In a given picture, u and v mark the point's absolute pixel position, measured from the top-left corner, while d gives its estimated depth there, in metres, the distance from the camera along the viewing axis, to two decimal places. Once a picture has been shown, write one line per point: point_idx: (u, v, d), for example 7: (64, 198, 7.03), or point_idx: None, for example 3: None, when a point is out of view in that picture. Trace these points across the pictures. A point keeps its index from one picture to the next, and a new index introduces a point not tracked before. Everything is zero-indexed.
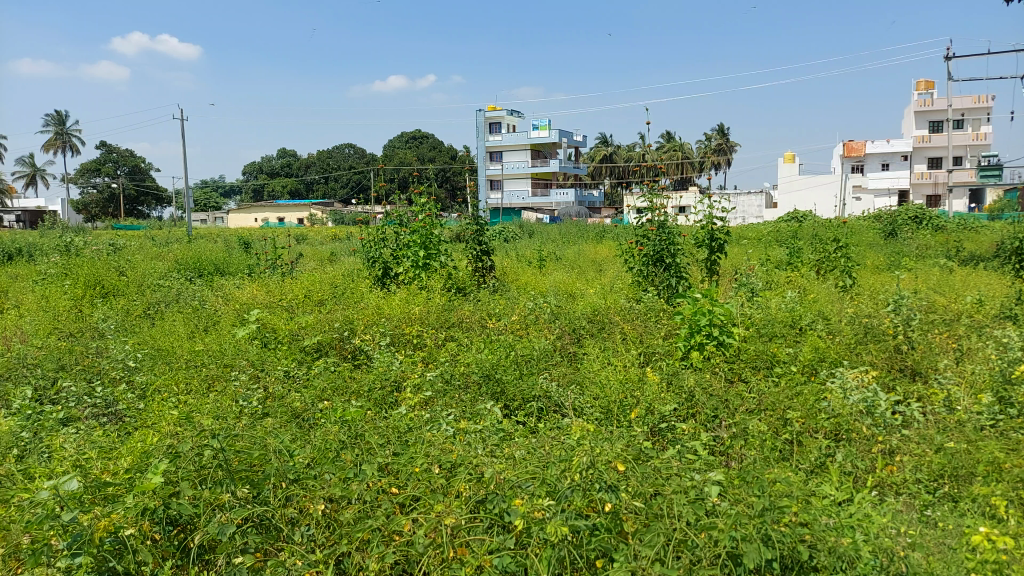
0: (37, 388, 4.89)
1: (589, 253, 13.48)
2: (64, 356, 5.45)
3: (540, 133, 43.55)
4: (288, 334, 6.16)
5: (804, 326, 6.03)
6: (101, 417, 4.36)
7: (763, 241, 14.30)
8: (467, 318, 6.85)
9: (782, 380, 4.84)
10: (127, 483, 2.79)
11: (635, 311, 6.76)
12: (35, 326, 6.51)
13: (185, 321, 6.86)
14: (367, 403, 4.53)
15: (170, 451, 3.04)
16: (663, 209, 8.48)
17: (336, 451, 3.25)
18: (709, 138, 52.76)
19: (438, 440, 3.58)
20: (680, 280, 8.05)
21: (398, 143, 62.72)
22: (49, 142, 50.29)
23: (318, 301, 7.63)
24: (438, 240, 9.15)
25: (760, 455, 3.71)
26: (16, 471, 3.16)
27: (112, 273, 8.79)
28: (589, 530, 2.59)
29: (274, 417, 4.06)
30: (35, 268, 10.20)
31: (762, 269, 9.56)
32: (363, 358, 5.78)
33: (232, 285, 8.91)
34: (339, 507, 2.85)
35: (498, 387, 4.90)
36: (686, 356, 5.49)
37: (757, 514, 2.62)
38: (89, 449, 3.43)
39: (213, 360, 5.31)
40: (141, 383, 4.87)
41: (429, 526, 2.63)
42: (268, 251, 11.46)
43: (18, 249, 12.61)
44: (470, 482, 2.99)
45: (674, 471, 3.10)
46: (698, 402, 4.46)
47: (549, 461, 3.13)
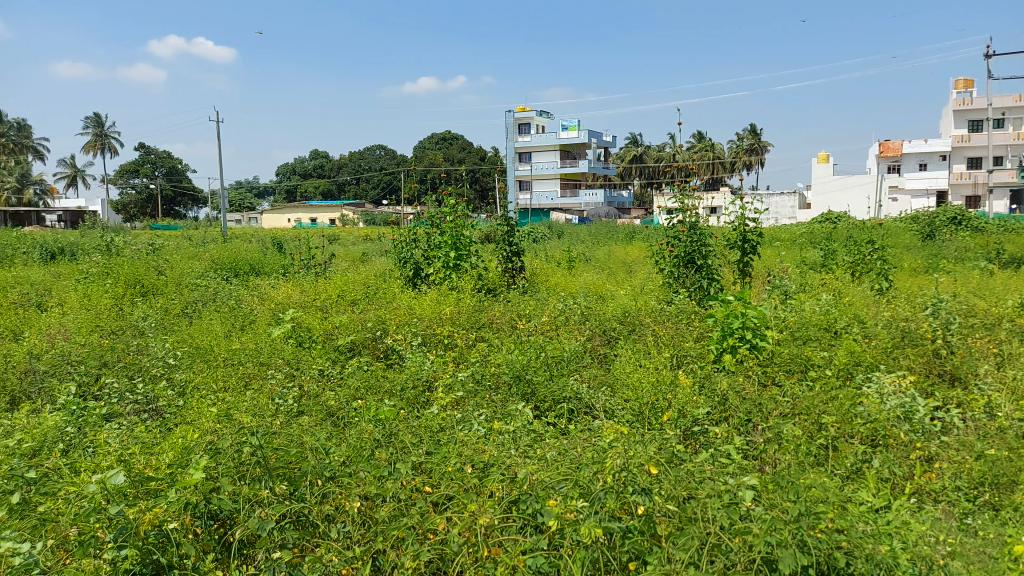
0: (81, 385, 5.03)
1: (619, 254, 13.42)
2: (107, 354, 5.58)
3: (569, 133, 43.51)
4: (322, 333, 6.25)
5: (839, 329, 5.94)
6: (142, 413, 4.44)
7: (795, 243, 14.09)
8: (497, 319, 6.87)
9: (817, 385, 4.78)
10: (169, 478, 2.86)
11: (666, 313, 6.72)
12: (78, 324, 6.69)
13: (223, 320, 6.99)
14: (400, 402, 4.57)
15: (211, 447, 3.11)
16: (695, 210, 8.40)
17: (370, 450, 3.31)
18: (741, 138, 52.19)
19: (471, 440, 3.61)
20: (712, 282, 7.99)
21: (429, 144, 63.12)
22: (90, 144, 51.55)
23: (351, 300, 7.73)
24: (468, 241, 9.23)
25: (794, 461, 3.66)
26: (64, 466, 3.28)
27: (151, 273, 9.00)
28: (622, 533, 2.59)
29: (309, 414, 4.12)
30: (78, 267, 10.48)
31: (796, 271, 9.44)
32: (395, 357, 5.83)
33: (267, 285, 9.06)
34: (374, 504, 2.88)
35: (529, 388, 4.92)
36: (718, 359, 5.45)
37: (793, 519, 2.59)
38: (132, 444, 3.53)
39: (249, 359, 5.41)
40: (181, 381, 4.98)
41: (464, 525, 2.66)
42: (301, 251, 11.64)
43: (60, 249, 12.96)
44: (503, 482, 3.01)
45: (708, 474, 3.09)
46: (731, 406, 4.41)
47: (581, 463, 3.13)
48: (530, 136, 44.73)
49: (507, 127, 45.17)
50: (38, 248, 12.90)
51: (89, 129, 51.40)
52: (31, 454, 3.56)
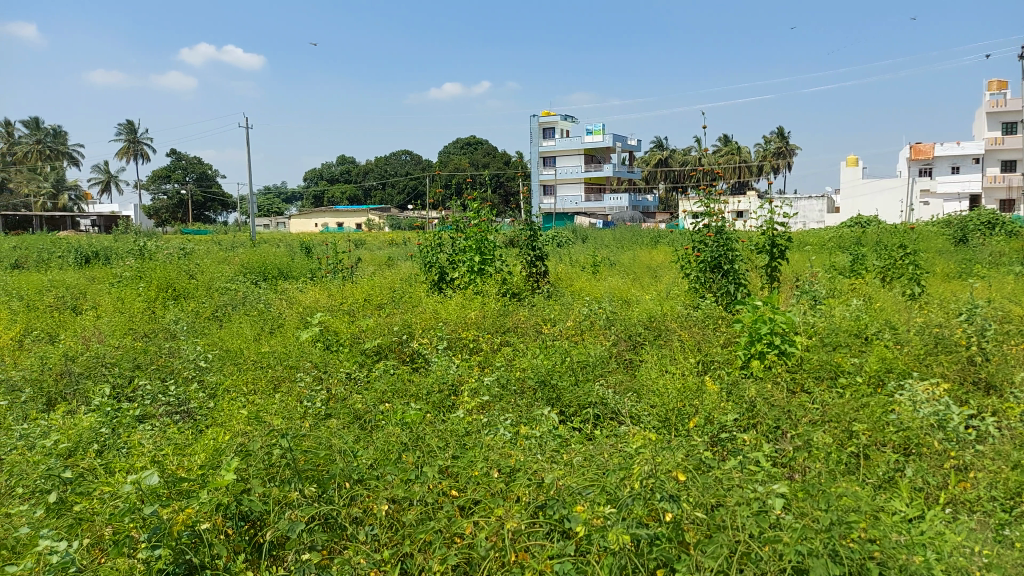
0: (114, 387, 5.13)
1: (644, 258, 13.36)
2: (139, 356, 5.68)
3: (594, 137, 43.39)
4: (349, 337, 6.31)
5: (870, 336, 5.85)
6: (174, 414, 4.51)
7: (824, 248, 13.89)
8: (522, 323, 6.87)
9: (847, 392, 4.70)
10: (200, 479, 2.91)
11: (692, 318, 6.67)
12: (112, 327, 6.82)
13: (252, 323, 7.10)
14: (426, 406, 4.59)
15: (241, 449, 3.15)
16: (721, 214, 8.33)
17: (397, 453, 3.34)
18: (768, 142, 51.68)
19: (497, 444, 3.62)
20: (739, 287, 7.91)
21: (455, 149, 63.47)
22: (123, 150, 52.58)
23: (378, 305, 7.79)
24: (492, 245, 9.31)
25: (825, 469, 3.60)
26: (98, 466, 3.35)
27: (182, 277, 9.15)
28: (650, 540, 2.56)
29: (336, 417, 4.16)
30: (111, 271, 10.68)
31: (826, 276, 9.32)
32: (421, 361, 5.86)
33: (295, 289, 9.17)
34: (401, 508, 2.91)
35: (554, 393, 4.92)
36: (746, 365, 5.41)
37: (823, 528, 2.56)
38: (165, 445, 3.59)
39: (278, 362, 5.49)
40: (212, 383, 5.05)
41: (491, 530, 2.67)
42: (328, 255, 11.76)
43: (95, 253, 13.21)
44: (530, 487, 3.01)
45: (737, 482, 3.06)
46: (759, 413, 4.35)
47: (608, 469, 3.13)
48: (554, 141, 44.77)
49: (532, 131, 45.24)
50: (73, 251, 13.20)
51: (122, 137, 52.50)
52: (67, 454, 3.64)
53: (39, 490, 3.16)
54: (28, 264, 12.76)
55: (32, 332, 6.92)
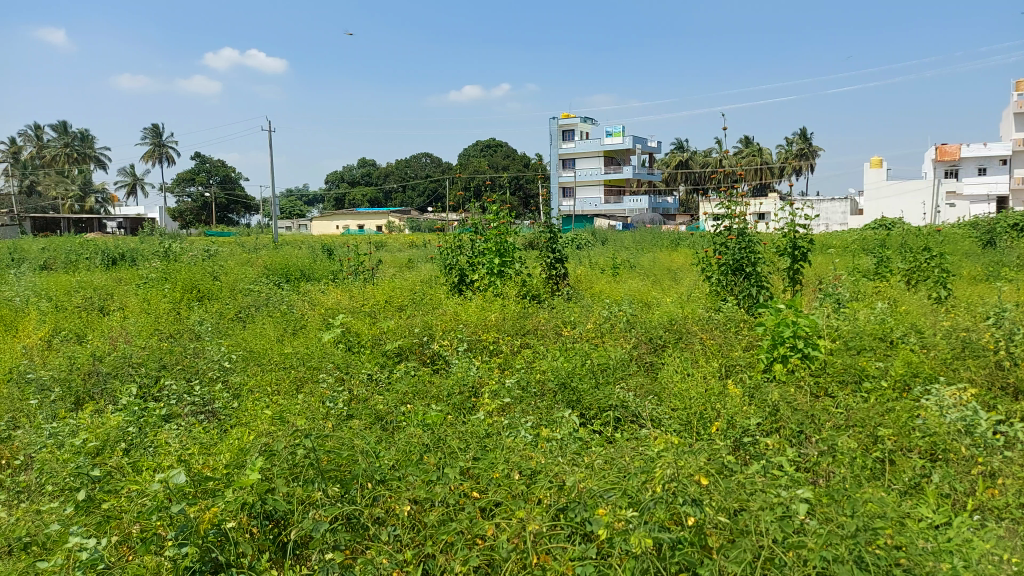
0: (141, 386, 5.21)
1: (665, 261, 13.29)
2: (166, 356, 5.77)
3: (613, 139, 43.25)
4: (371, 338, 6.36)
5: (895, 339, 5.78)
6: (199, 414, 4.57)
7: (847, 250, 13.73)
8: (542, 325, 6.86)
9: (872, 396, 4.65)
10: (226, 478, 2.94)
11: (714, 321, 6.63)
12: (138, 328, 6.93)
13: (275, 324, 7.17)
14: (446, 407, 4.61)
15: (265, 449, 3.18)
16: (743, 216, 8.27)
17: (419, 454, 3.35)
18: (791, 143, 51.25)
19: (518, 446, 3.62)
20: (761, 290, 7.84)
21: (475, 151, 63.71)
22: (148, 153, 53.34)
23: (399, 306, 7.84)
24: (512, 247, 9.32)
25: (850, 474, 3.56)
26: (126, 465, 3.40)
27: (207, 278, 9.27)
28: (672, 544, 2.55)
29: (358, 418, 4.19)
30: (138, 272, 10.85)
31: (849, 279, 9.22)
32: (441, 363, 5.88)
33: (317, 290, 9.25)
34: (423, 508, 2.93)
35: (575, 395, 4.92)
36: (768, 369, 5.36)
37: (849, 534, 2.53)
38: (191, 445, 3.64)
39: (301, 363, 5.54)
40: (236, 383, 5.12)
41: (513, 531, 2.67)
42: (350, 257, 11.85)
43: (122, 255, 13.43)
44: (551, 489, 3.00)
45: (760, 486, 3.03)
46: (783, 417, 4.31)
47: (630, 472, 3.11)
48: (574, 143, 44.78)
49: (551, 134, 45.25)
50: (100, 253, 13.43)
51: (147, 140, 53.27)
52: (95, 453, 3.70)
53: (68, 487, 3.22)
54: (56, 265, 13.00)
55: (61, 333, 7.05)
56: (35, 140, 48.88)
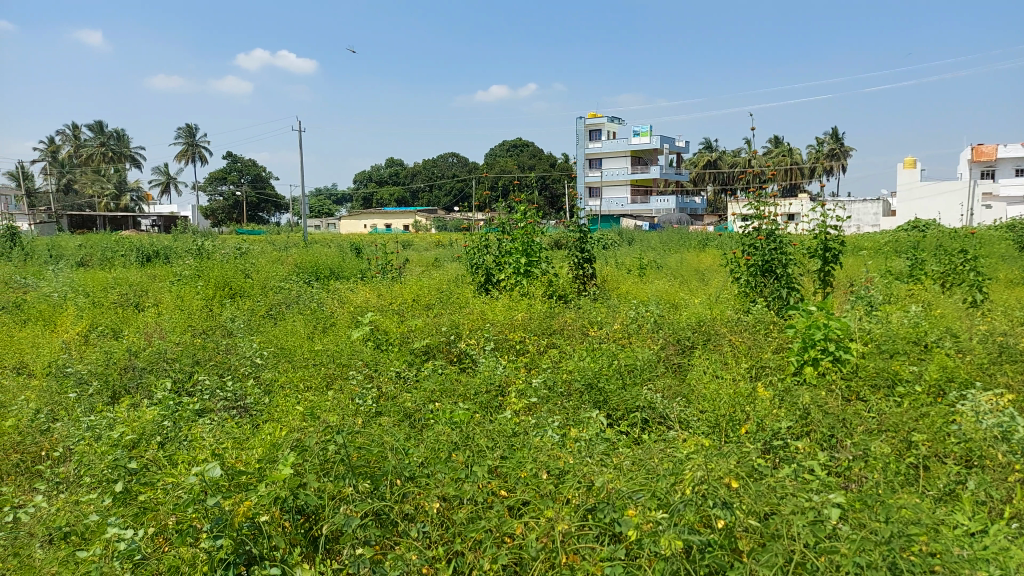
0: (176, 381, 5.32)
1: (692, 262, 13.20)
2: (199, 352, 5.88)
3: (641, 139, 43.00)
4: (399, 336, 6.41)
5: (930, 343, 5.66)
6: (231, 409, 4.67)
7: (880, 252, 13.50)
8: (568, 325, 6.86)
9: (905, 401, 4.57)
10: (258, 472, 2.98)
11: (743, 323, 6.56)
12: (172, 324, 7.07)
13: (305, 321, 7.26)
14: (474, 405, 4.63)
15: (297, 445, 3.21)
16: (772, 217, 8.18)
17: (448, 452, 3.37)
18: (822, 142, 50.55)
19: (546, 446, 3.63)
20: (792, 291, 7.74)
21: (501, 151, 63.85)
22: (181, 152, 54.29)
23: (426, 305, 7.89)
24: (539, 247, 9.31)
25: (883, 480, 3.50)
26: (161, 458, 3.47)
27: (238, 276, 9.42)
28: (702, 546, 2.53)
29: (387, 415, 4.23)
30: (171, 269, 11.06)
31: (882, 281, 9.06)
32: (468, 361, 5.91)
33: (345, 288, 9.36)
34: (452, 506, 2.95)
35: (602, 396, 4.91)
36: (799, 371, 5.31)
37: (883, 540, 2.50)
38: (225, 439, 3.71)
39: (331, 360, 5.60)
40: (267, 379, 5.20)
41: (542, 531, 2.67)
42: (378, 256, 11.95)
43: (155, 253, 13.70)
44: (580, 490, 3.00)
45: (791, 490, 3.00)
46: (814, 420, 4.26)
47: (659, 474, 3.10)
48: (600, 143, 44.69)
49: (578, 134, 45.17)
50: (135, 250, 13.70)
51: (180, 139, 54.23)
52: (132, 445, 3.78)
53: (106, 479, 3.30)
54: (93, 262, 13.30)
55: (98, 328, 7.22)
56: (72, 139, 49.89)
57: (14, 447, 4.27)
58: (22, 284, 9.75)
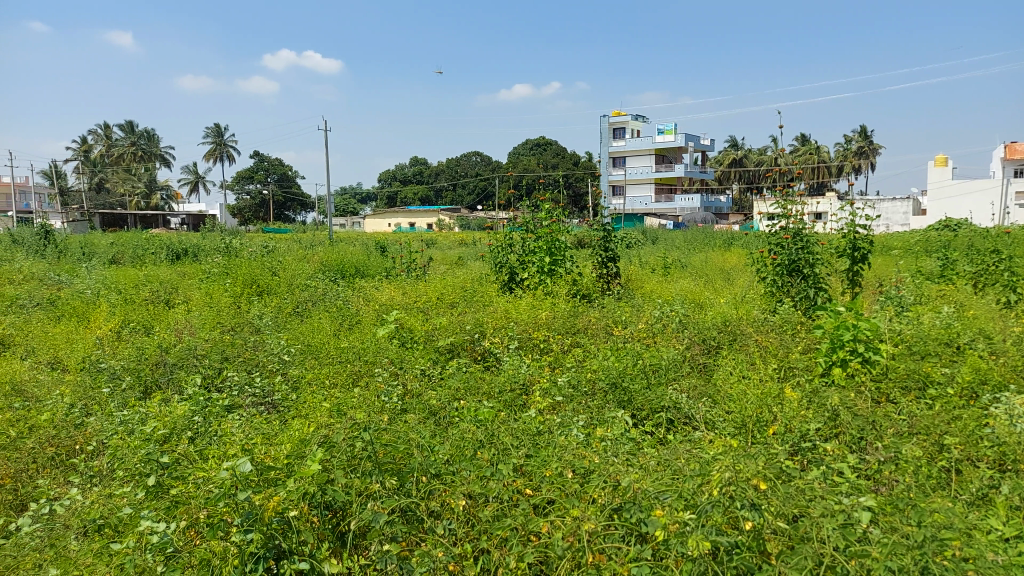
0: (205, 377, 5.40)
1: (717, 261, 13.09)
2: (228, 349, 5.97)
3: (665, 137, 42.72)
4: (424, 334, 6.45)
5: (962, 345, 5.56)
6: (260, 406, 4.74)
7: (911, 252, 13.28)
8: (592, 325, 6.84)
9: (936, 403, 4.49)
10: (286, 468, 3.02)
11: (769, 323, 6.50)
12: (201, 321, 7.18)
13: (332, 319, 7.33)
14: (498, 403, 4.65)
15: (324, 441, 3.24)
16: (800, 216, 8.08)
17: (473, 450, 3.39)
18: (851, 140, 49.80)
19: (571, 445, 3.63)
20: (819, 291, 7.64)
21: (525, 150, 63.87)
22: (210, 151, 55.09)
23: (450, 303, 7.93)
24: (562, 246, 9.29)
25: (913, 483, 3.44)
26: (193, 452, 3.53)
27: (265, 273, 9.54)
28: (730, 548, 2.51)
29: (412, 412, 4.26)
30: (200, 267, 11.24)
31: (913, 280, 8.91)
32: (492, 360, 5.92)
33: (370, 286, 9.43)
34: (477, 504, 2.96)
35: (626, 395, 4.89)
36: (827, 373, 5.24)
37: (915, 544, 2.46)
38: (254, 435, 3.77)
39: (357, 357, 5.66)
40: (294, 376, 5.26)
41: (568, 530, 2.67)
42: (402, 254, 12.01)
43: (185, 251, 13.92)
44: (606, 489, 2.99)
45: (820, 492, 2.97)
46: (842, 422, 4.21)
47: (686, 474, 3.08)
48: (624, 142, 44.51)
49: (602, 132, 45.01)
50: (164, 249, 13.92)
51: (209, 139, 55.01)
52: (163, 440, 3.84)
53: (139, 472, 3.36)
54: (124, 260, 13.54)
55: (129, 324, 7.35)
56: (104, 139, 50.71)
57: (49, 440, 4.35)
58: (55, 281, 9.96)
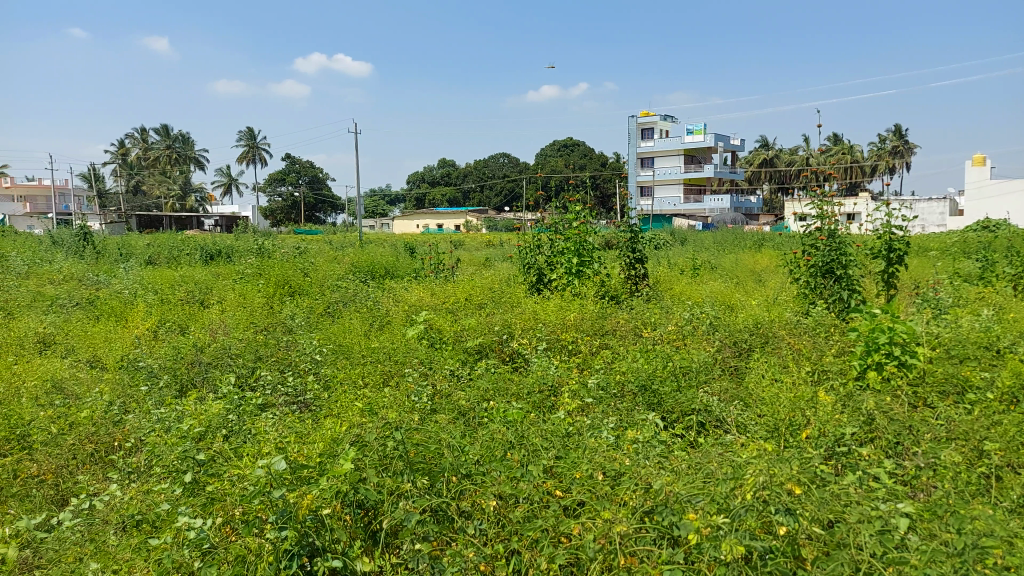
0: (239, 376, 5.50)
1: (748, 262, 12.94)
2: (262, 348, 6.07)
3: (695, 137, 42.34)
4: (453, 335, 6.49)
5: (1002, 349, 5.40)
6: (292, 404, 4.82)
7: (948, 253, 12.95)
8: (621, 326, 6.81)
9: (976, 408, 4.37)
10: (319, 467, 3.05)
11: (802, 325, 6.40)
12: (235, 321, 7.31)
13: (362, 319, 7.40)
14: (527, 405, 4.66)
15: (357, 440, 3.28)
16: (835, 217, 7.93)
17: (503, 451, 3.39)
18: (885, 138, 48.73)
19: (601, 447, 3.61)
20: (853, 293, 7.49)
21: (552, 151, 63.79)
22: (243, 155, 56.00)
23: (478, 304, 7.97)
24: (591, 247, 9.26)
25: (953, 490, 3.36)
26: (229, 450, 3.59)
27: (297, 274, 9.67)
28: (764, 553, 2.47)
29: (442, 413, 4.28)
30: (234, 267, 11.43)
31: (951, 282, 8.70)
32: (521, 361, 5.93)
33: (400, 287, 9.51)
34: (508, 505, 2.97)
35: (655, 398, 4.86)
36: (861, 376, 5.16)
37: (956, 553, 2.40)
38: (288, 433, 3.82)
39: (387, 357, 5.71)
40: (326, 375, 5.33)
41: (600, 532, 2.67)
42: (431, 255, 12.08)
43: (219, 253, 14.16)
44: (637, 492, 2.97)
45: (856, 498, 2.92)
46: (878, 426, 4.13)
47: (718, 478, 3.04)
48: (653, 142, 44.24)
49: (630, 133, 44.77)
50: (199, 250, 14.19)
51: (242, 142, 55.92)
52: (199, 437, 3.92)
53: (176, 469, 3.44)
54: (160, 260, 13.82)
55: (165, 324, 7.50)
56: (141, 142, 51.81)
57: (89, 437, 4.45)
58: (94, 281, 10.21)
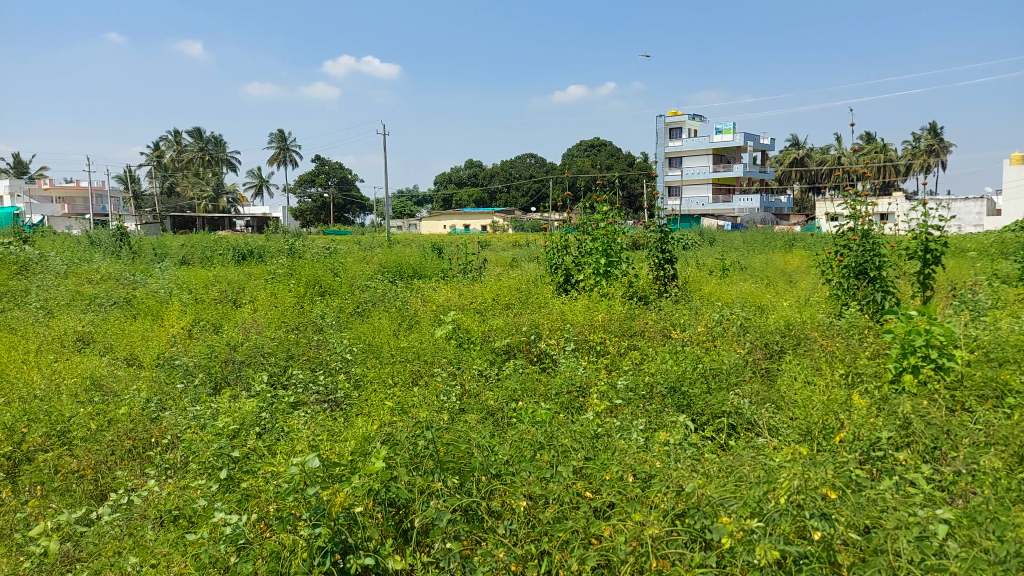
0: (272, 374, 5.59)
1: (778, 262, 12.75)
2: (293, 348, 6.15)
3: (723, 137, 41.91)
4: (481, 335, 6.50)
5: None
6: (324, 403, 4.88)
7: (987, 254, 12.62)
8: (650, 327, 6.77)
9: (1016, 412, 4.26)
10: (352, 465, 3.07)
11: (835, 326, 6.30)
12: (267, 320, 7.42)
13: (391, 319, 7.46)
14: (556, 405, 4.66)
15: (389, 438, 3.30)
16: (869, 217, 7.77)
17: (532, 451, 3.39)
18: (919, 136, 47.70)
19: (631, 449, 3.60)
20: (887, 295, 7.35)
21: (579, 150, 63.58)
22: (274, 157, 56.75)
23: (505, 304, 7.98)
24: (619, 248, 9.21)
25: (993, 495, 3.27)
26: (262, 448, 3.65)
27: (327, 274, 9.77)
28: (799, 558, 2.44)
29: (471, 413, 4.30)
30: (266, 267, 11.59)
31: (989, 283, 8.48)
32: (549, 361, 5.93)
33: (427, 287, 9.56)
34: (538, 505, 2.97)
35: (685, 400, 4.82)
36: (897, 379, 5.07)
37: (998, 561, 2.35)
38: (320, 431, 3.87)
39: (416, 357, 5.74)
40: (356, 374, 5.38)
41: (632, 534, 2.65)
42: (458, 255, 12.13)
43: (252, 253, 14.36)
44: (668, 494, 2.95)
45: (892, 503, 2.86)
46: (915, 431, 4.05)
47: (752, 481, 3.01)
48: (681, 141, 43.91)
49: (657, 133, 44.46)
50: (231, 250, 14.42)
51: (273, 144, 56.66)
52: (234, 435, 3.99)
53: (212, 466, 3.51)
54: (194, 261, 14.06)
55: (200, 323, 7.63)
56: (175, 144, 52.72)
57: (126, 433, 4.54)
58: (131, 281, 10.42)
